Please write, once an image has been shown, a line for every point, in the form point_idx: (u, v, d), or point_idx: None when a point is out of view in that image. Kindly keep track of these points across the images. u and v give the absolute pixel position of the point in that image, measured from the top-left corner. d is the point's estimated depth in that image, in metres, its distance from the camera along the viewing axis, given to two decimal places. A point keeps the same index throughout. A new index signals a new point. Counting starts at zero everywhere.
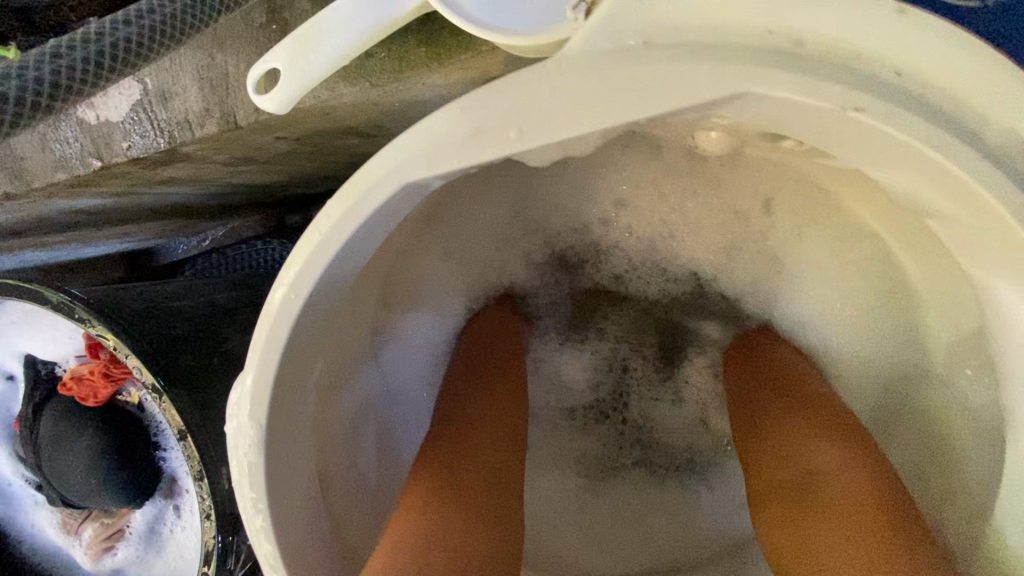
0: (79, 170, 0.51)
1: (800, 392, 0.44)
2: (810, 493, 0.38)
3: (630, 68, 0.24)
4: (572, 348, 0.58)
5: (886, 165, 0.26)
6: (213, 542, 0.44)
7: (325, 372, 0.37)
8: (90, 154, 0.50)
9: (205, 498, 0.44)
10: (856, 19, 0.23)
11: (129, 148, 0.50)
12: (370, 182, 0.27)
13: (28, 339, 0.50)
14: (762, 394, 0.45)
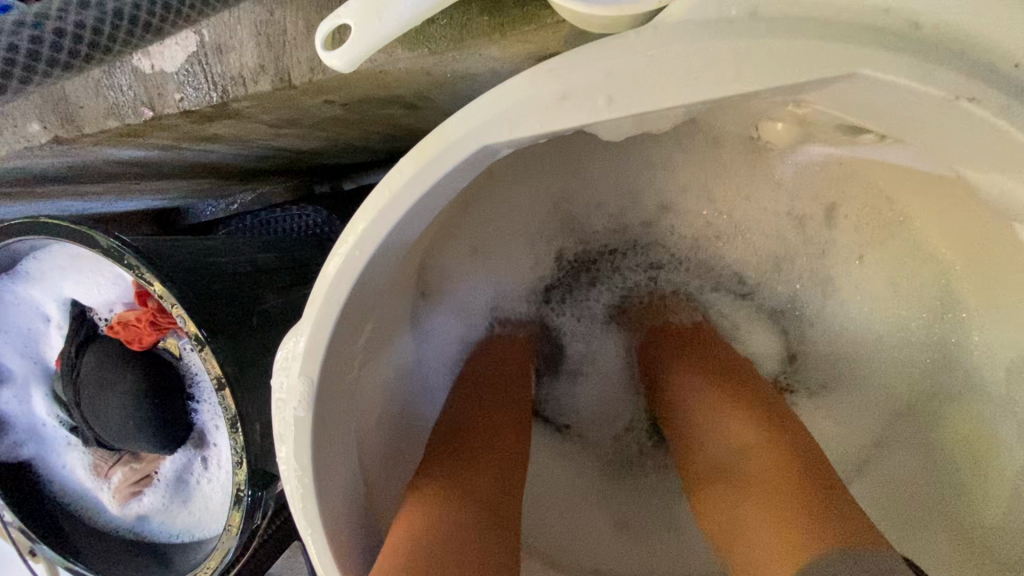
0: (130, 119, 0.48)
1: (733, 380, 0.46)
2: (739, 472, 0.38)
3: (735, 39, 0.23)
4: (586, 294, 0.58)
5: (988, 162, 0.25)
6: (244, 496, 0.44)
7: (371, 336, 0.37)
8: (142, 103, 0.48)
9: (239, 451, 0.44)
10: (982, 4, 0.22)
11: (181, 100, 0.48)
12: (446, 142, 0.27)
13: (72, 284, 0.50)
14: (699, 379, 0.46)
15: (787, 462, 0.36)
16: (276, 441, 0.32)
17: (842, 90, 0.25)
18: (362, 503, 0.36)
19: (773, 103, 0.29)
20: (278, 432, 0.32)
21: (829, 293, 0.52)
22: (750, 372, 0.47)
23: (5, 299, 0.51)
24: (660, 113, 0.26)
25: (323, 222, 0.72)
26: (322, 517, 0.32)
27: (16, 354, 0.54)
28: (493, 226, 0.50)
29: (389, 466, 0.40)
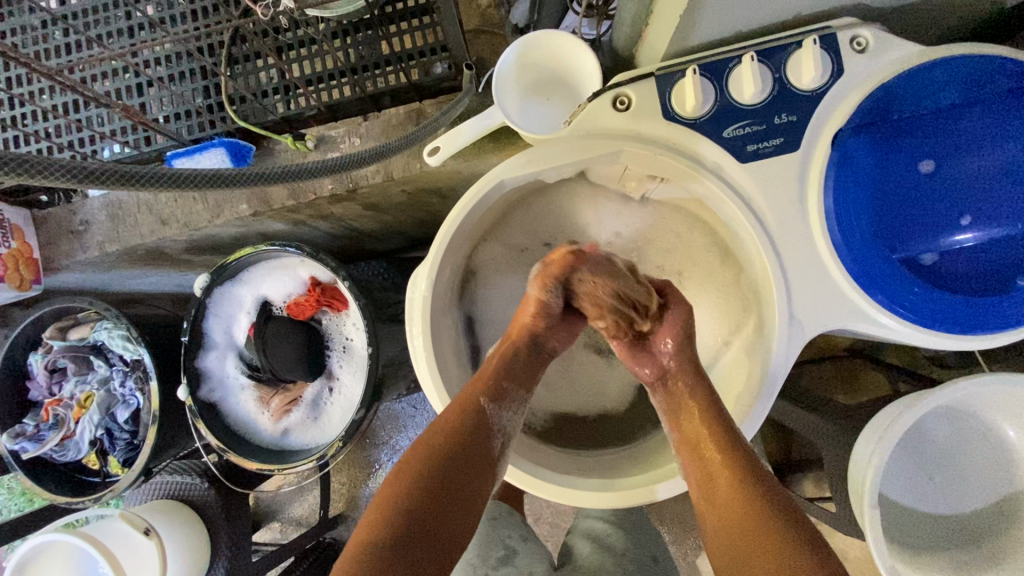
0: (249, 182, 0.74)
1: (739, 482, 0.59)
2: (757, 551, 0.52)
3: (581, 141, 0.70)
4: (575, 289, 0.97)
5: (680, 175, 0.71)
6: (372, 380, 0.83)
7: (446, 277, 0.80)
8: (249, 181, 0.74)
9: (371, 357, 0.83)
10: (657, 125, 0.69)
11: (229, 181, 0.71)
12: (486, 182, 0.72)
13: (264, 286, 0.91)
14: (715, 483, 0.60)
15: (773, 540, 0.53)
16: (411, 315, 0.75)
17: (625, 153, 0.71)
18: (442, 355, 0.77)
19: (609, 164, 0.75)
20: (410, 310, 0.76)
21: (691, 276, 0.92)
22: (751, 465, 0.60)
23: (224, 295, 0.90)
24: (563, 166, 0.72)
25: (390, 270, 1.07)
26: (431, 348, 0.75)
27: (221, 330, 0.91)
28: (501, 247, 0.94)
29: (448, 348, 0.81)
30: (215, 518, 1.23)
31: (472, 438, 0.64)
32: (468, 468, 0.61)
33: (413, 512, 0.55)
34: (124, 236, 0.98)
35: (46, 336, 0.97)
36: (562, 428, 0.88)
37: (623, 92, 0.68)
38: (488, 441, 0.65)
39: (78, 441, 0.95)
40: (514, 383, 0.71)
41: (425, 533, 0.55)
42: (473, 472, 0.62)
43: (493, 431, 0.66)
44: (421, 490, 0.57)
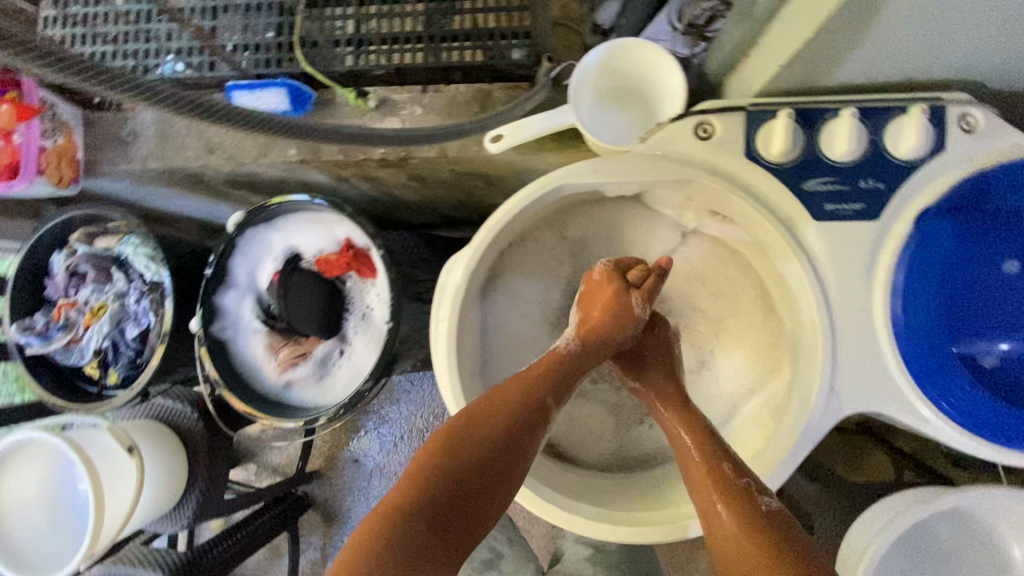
0: (275, 128, 0.72)
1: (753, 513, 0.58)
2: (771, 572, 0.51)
3: (653, 162, 0.67)
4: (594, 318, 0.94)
5: (746, 218, 0.68)
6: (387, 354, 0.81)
7: (482, 268, 0.78)
8: (274, 127, 0.72)
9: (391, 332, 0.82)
10: (736, 163, 0.65)
11: (247, 122, 0.70)
12: (549, 181, 0.69)
13: (295, 237, 0.89)
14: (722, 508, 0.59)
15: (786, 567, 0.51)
16: (442, 300, 0.73)
17: (696, 184, 0.67)
18: (460, 348, 0.75)
19: (677, 190, 0.72)
20: (438, 296, 0.74)
21: (726, 320, 0.90)
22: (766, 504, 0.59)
23: (255, 238, 0.89)
24: (628, 182, 0.69)
25: (420, 246, 1.04)
26: (454, 337, 0.73)
27: (244, 271, 0.89)
28: (545, 250, 0.91)
29: (467, 342, 0.79)
30: (197, 449, 1.24)
31: (517, 427, 0.63)
32: (501, 456, 0.60)
33: (443, 494, 0.55)
34: (168, 155, 0.97)
35: (73, 238, 0.96)
36: (560, 442, 0.85)
37: (708, 120, 0.65)
38: (538, 436, 0.65)
39: (83, 348, 0.96)
40: (572, 385, 0.71)
41: (456, 513, 0.54)
42: (510, 463, 0.61)
43: (537, 426, 0.65)
44: (445, 479, 0.56)
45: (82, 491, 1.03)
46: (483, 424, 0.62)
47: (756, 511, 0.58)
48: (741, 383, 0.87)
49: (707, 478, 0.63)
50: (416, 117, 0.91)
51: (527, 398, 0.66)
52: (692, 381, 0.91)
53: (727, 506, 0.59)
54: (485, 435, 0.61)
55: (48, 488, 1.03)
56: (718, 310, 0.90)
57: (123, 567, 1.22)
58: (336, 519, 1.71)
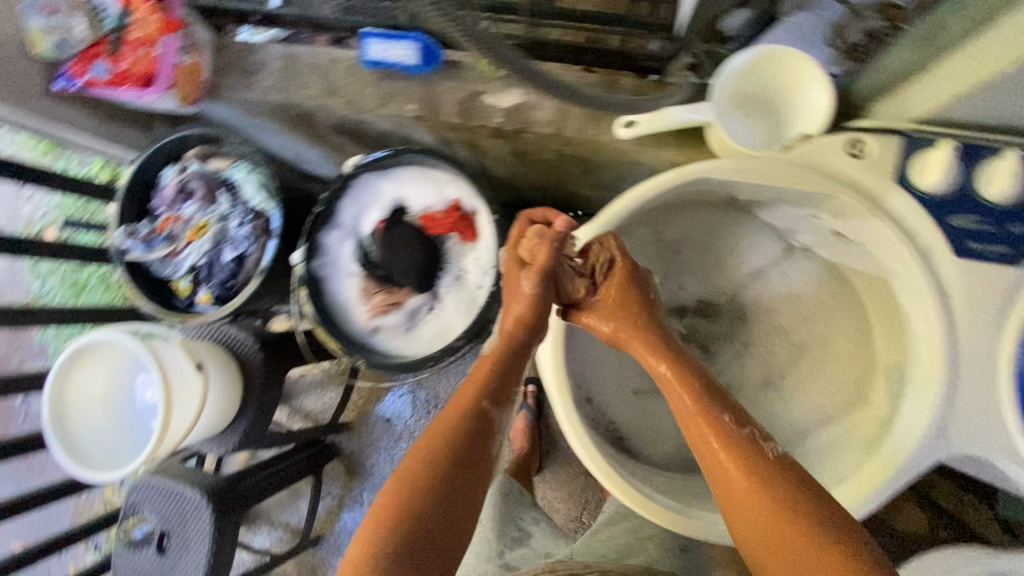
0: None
1: (768, 477, 0.59)
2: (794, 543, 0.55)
3: (795, 172, 0.68)
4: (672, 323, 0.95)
5: (879, 242, 0.68)
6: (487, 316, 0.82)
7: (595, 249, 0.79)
8: None
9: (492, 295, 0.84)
10: (882, 186, 0.66)
11: None
12: (689, 172, 0.70)
13: (405, 189, 0.91)
14: (730, 469, 0.61)
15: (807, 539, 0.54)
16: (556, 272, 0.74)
17: (833, 200, 0.68)
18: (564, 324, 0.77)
19: (808, 204, 0.72)
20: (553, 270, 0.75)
21: (812, 344, 0.90)
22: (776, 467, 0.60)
23: (367, 184, 0.91)
24: (763, 187, 0.70)
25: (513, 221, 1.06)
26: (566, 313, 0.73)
27: (351, 214, 0.91)
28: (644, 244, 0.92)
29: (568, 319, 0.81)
30: (254, 381, 1.27)
31: (469, 440, 0.66)
32: (461, 471, 0.63)
33: (409, 533, 0.58)
34: (290, 90, 0.99)
35: (187, 155, 0.99)
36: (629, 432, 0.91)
37: (862, 139, 0.66)
38: (490, 443, 0.68)
39: (180, 262, 0.98)
40: (512, 386, 0.72)
41: (430, 549, 0.59)
42: (473, 474, 0.64)
43: (490, 434, 0.68)
44: (408, 518, 0.59)
45: (147, 400, 1.10)
46: (436, 447, 0.64)
47: (765, 465, 0.61)
48: (820, 409, 0.86)
49: (706, 430, 0.65)
50: (541, 93, 0.92)
51: (469, 409, 0.68)
52: (765, 397, 0.90)
53: (734, 471, 0.61)
54: (437, 457, 0.63)
55: (113, 393, 1.09)
56: (806, 333, 0.90)
57: (167, 480, 1.29)
58: (356, 474, 1.75)
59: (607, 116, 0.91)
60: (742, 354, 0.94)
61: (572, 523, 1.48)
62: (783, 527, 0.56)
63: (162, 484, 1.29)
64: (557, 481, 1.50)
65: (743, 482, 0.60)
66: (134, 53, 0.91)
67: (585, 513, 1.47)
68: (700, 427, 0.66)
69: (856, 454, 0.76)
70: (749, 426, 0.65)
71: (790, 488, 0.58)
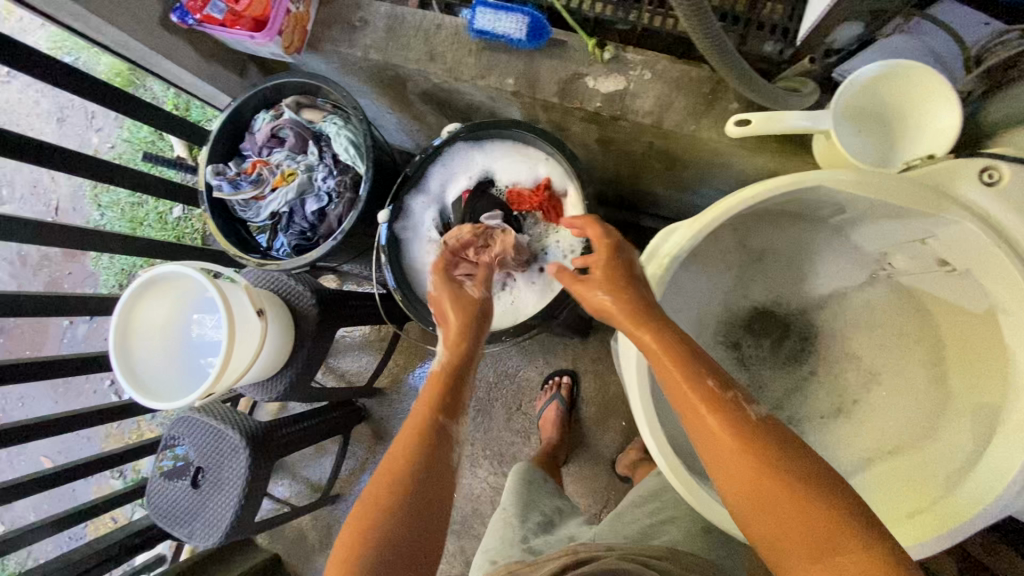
0: None
1: (761, 451, 0.57)
2: (804, 522, 0.53)
3: (920, 191, 0.66)
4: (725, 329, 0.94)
5: (995, 277, 0.66)
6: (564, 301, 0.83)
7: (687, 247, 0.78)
8: None
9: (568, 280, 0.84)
10: (1011, 218, 0.64)
11: None
12: (803, 179, 0.68)
13: (497, 163, 0.91)
14: (726, 438, 0.59)
15: (815, 517, 0.53)
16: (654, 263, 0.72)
17: (954, 225, 0.66)
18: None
19: (917, 226, 0.71)
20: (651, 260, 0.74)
21: (885, 372, 0.87)
22: (772, 441, 0.58)
23: (459, 153, 0.91)
24: (880, 203, 0.68)
25: None
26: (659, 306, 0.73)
27: (438, 181, 0.92)
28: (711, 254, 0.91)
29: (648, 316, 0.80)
30: (304, 334, 1.28)
31: (432, 447, 0.65)
32: (432, 472, 0.63)
33: (392, 539, 0.57)
34: (390, 49, 1.00)
35: (283, 103, 1.00)
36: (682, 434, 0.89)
37: (997, 166, 0.64)
38: (450, 452, 0.67)
39: (262, 207, 1.00)
40: (463, 397, 0.72)
41: (417, 545, 0.58)
42: (441, 464, 0.64)
43: (452, 446, 0.67)
44: (387, 519, 0.58)
45: (200, 333, 1.14)
46: (406, 452, 0.63)
47: (750, 429, 0.59)
48: (885, 438, 0.83)
49: (693, 403, 0.62)
50: (644, 83, 0.91)
51: (425, 422, 0.67)
52: (829, 419, 0.88)
53: (727, 447, 0.59)
54: (404, 467, 0.62)
55: (175, 323, 1.12)
56: (880, 360, 0.88)
57: (209, 419, 1.31)
58: (380, 440, 1.77)
59: (708, 113, 0.89)
60: (808, 373, 0.92)
61: (591, 519, 1.48)
62: (790, 505, 0.54)
63: (204, 422, 1.31)
64: (580, 476, 1.49)
65: (732, 453, 0.58)
66: None
67: (605, 511, 1.47)
68: (687, 399, 0.63)
69: (928, 488, 0.74)
70: (733, 393, 0.63)
71: (783, 457, 0.56)
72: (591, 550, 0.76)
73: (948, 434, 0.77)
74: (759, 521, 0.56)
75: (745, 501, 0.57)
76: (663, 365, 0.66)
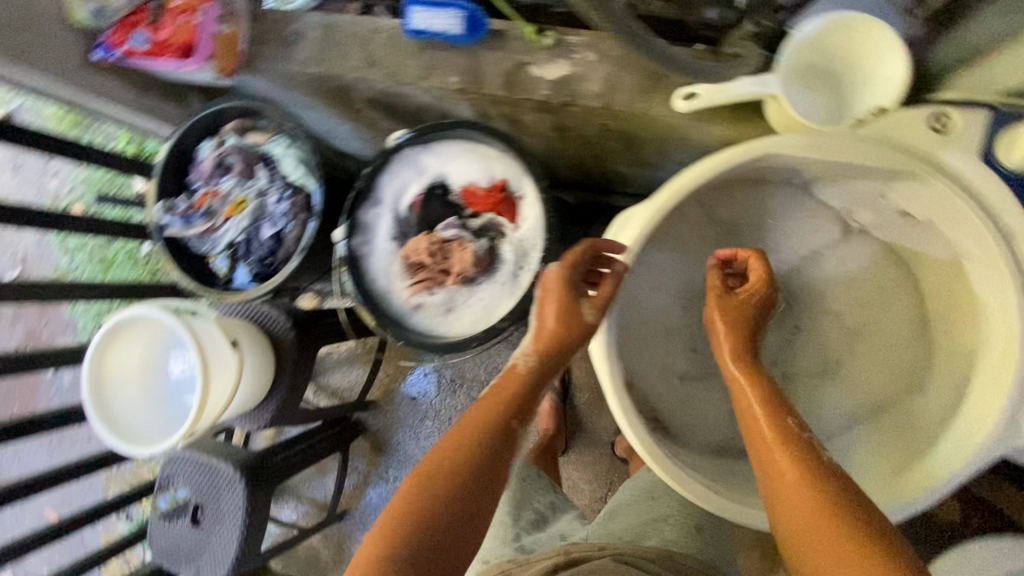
0: None
1: (827, 489, 0.59)
2: (846, 552, 0.53)
3: (872, 147, 0.64)
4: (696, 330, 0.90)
5: (956, 226, 0.65)
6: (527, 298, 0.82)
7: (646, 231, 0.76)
8: None
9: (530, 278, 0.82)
10: (966, 164, 0.63)
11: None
12: (751, 148, 0.67)
13: (448, 166, 0.88)
14: (789, 475, 0.61)
15: (860, 547, 0.52)
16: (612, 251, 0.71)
17: (909, 177, 0.65)
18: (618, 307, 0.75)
19: (873, 182, 0.70)
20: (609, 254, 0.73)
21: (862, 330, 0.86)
22: (839, 482, 0.59)
23: (408, 159, 0.88)
24: (833, 164, 0.67)
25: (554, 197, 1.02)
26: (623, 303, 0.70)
27: (390, 191, 0.89)
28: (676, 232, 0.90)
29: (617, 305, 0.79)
30: (284, 359, 1.26)
31: (495, 450, 0.66)
32: (484, 473, 0.64)
33: (429, 536, 0.58)
34: (328, 61, 0.96)
35: (225, 129, 0.97)
36: (670, 417, 0.88)
37: (947, 112, 0.63)
38: (507, 460, 0.67)
39: (218, 239, 0.97)
40: (533, 407, 0.72)
41: (452, 546, 0.59)
42: (498, 476, 0.65)
43: (511, 455, 0.68)
44: (430, 514, 0.59)
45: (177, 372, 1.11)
46: (470, 446, 0.65)
47: (820, 464, 0.62)
48: (871, 395, 0.83)
49: (770, 437, 0.66)
50: (590, 65, 0.89)
51: (497, 423, 0.68)
52: (812, 383, 0.88)
53: (789, 479, 0.61)
54: (462, 459, 0.63)
55: (151, 366, 1.10)
56: (858, 318, 0.87)
57: (201, 455, 1.29)
58: (380, 451, 1.76)
59: (658, 88, 0.87)
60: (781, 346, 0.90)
61: (596, 503, 1.48)
62: (839, 533, 0.54)
63: (196, 459, 1.30)
64: (581, 463, 1.49)
65: (796, 487, 0.60)
66: (174, 21, 0.92)
67: (609, 495, 1.47)
68: (766, 439, 0.66)
69: (917, 443, 0.74)
70: (808, 437, 0.66)
71: (845, 498, 0.57)
72: (585, 549, 0.76)
73: (930, 386, 0.77)
74: (805, 553, 0.56)
75: (798, 534, 0.58)
76: (750, 415, 0.70)
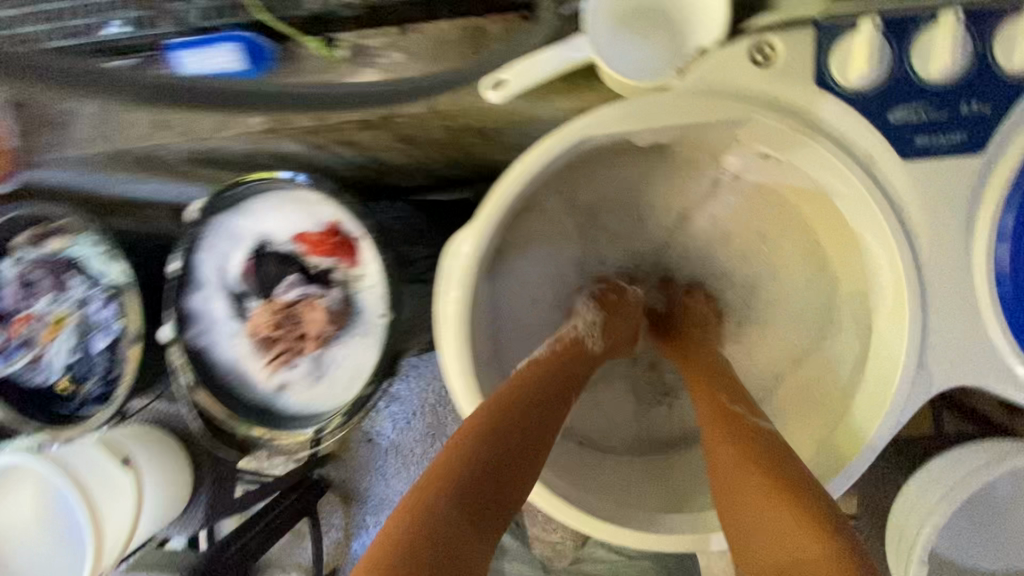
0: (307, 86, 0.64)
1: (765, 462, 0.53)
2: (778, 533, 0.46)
3: (695, 102, 0.55)
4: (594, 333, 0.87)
5: (812, 166, 0.58)
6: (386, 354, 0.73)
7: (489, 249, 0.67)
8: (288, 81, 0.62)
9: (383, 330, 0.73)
10: (802, 96, 0.55)
11: None
12: (562, 136, 0.58)
13: (269, 220, 0.76)
14: (726, 454, 0.55)
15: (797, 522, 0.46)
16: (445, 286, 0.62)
17: (747, 124, 0.56)
18: (476, 334, 0.66)
19: (716, 134, 0.62)
20: (443, 283, 0.63)
21: (765, 282, 0.79)
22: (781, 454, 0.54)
23: (222, 226, 0.76)
24: (662, 130, 0.58)
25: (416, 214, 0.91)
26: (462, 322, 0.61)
27: (213, 266, 0.77)
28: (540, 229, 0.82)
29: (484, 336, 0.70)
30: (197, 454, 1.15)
31: (543, 412, 0.59)
32: (531, 439, 0.56)
33: (477, 500, 0.49)
34: (113, 134, 0.83)
35: (18, 241, 0.84)
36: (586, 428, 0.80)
37: (766, 40, 0.54)
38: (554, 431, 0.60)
39: (50, 364, 0.85)
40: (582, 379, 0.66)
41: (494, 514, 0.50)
42: (542, 444, 0.58)
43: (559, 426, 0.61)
44: (482, 478, 0.50)
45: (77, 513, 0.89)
46: (526, 406, 0.57)
47: (763, 439, 0.56)
48: (785, 350, 0.76)
49: (715, 420, 0.60)
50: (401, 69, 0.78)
51: (555, 391, 0.61)
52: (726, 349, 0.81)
53: (729, 458, 0.55)
54: (522, 421, 0.56)
55: (46, 510, 0.89)
56: (756, 269, 0.80)
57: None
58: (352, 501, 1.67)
59: None
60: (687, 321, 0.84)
61: None
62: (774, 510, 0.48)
63: None
64: None
65: (733, 466, 0.54)
66: None
67: None
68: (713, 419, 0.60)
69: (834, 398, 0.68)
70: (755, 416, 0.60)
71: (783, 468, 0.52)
72: None
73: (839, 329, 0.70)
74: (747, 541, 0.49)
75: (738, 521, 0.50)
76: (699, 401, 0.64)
